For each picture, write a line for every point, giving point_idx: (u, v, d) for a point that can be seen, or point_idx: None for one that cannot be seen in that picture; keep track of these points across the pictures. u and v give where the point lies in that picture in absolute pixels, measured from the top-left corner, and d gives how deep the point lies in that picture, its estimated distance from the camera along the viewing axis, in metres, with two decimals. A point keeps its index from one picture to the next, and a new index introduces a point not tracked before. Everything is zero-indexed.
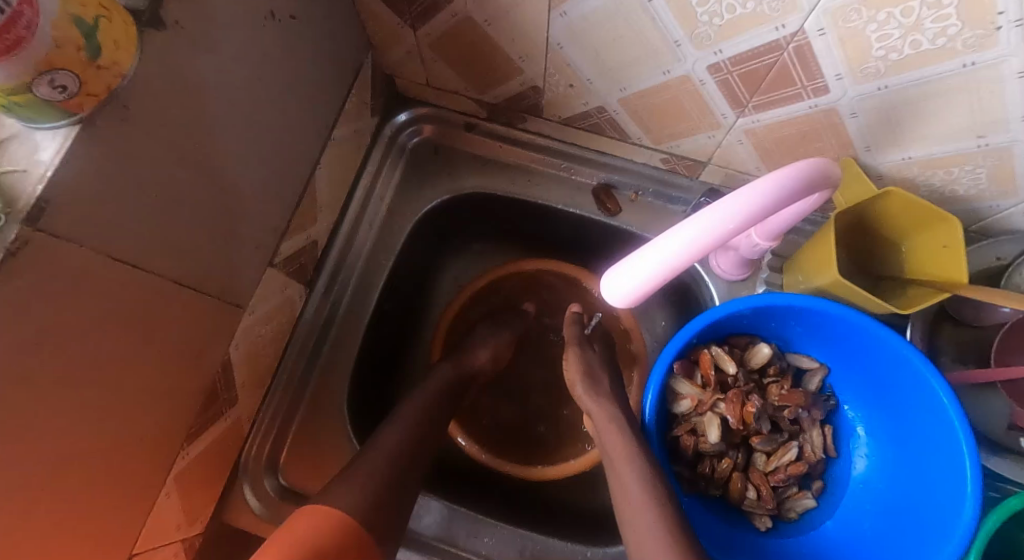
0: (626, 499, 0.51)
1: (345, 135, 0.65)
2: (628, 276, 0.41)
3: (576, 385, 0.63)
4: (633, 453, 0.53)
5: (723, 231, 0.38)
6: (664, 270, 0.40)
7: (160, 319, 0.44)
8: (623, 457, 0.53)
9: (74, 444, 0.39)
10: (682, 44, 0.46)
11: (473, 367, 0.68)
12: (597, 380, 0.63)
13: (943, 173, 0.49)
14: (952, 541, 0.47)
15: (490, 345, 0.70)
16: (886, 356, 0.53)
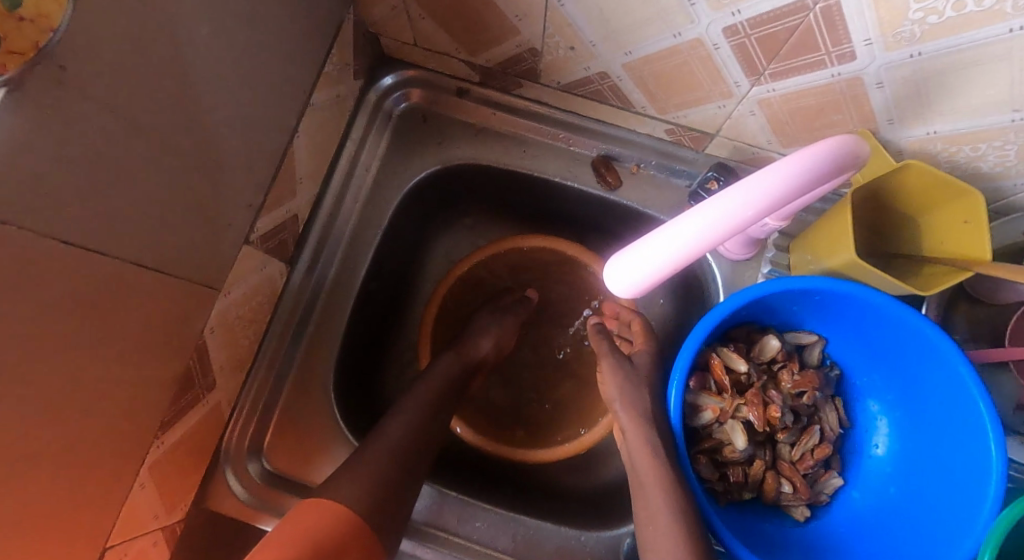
0: (653, 527, 0.48)
1: (325, 101, 0.60)
2: (637, 265, 0.38)
3: (608, 389, 0.58)
4: (668, 476, 0.49)
5: (741, 218, 0.35)
6: (670, 261, 0.37)
7: (123, 305, 0.40)
8: (655, 479, 0.50)
9: (30, 440, 0.36)
10: (696, 4, 0.42)
11: (476, 356, 0.66)
12: (627, 386, 0.57)
13: (970, 150, 0.45)
14: (990, 500, 0.44)
15: (494, 334, 0.67)
16: (895, 325, 0.50)
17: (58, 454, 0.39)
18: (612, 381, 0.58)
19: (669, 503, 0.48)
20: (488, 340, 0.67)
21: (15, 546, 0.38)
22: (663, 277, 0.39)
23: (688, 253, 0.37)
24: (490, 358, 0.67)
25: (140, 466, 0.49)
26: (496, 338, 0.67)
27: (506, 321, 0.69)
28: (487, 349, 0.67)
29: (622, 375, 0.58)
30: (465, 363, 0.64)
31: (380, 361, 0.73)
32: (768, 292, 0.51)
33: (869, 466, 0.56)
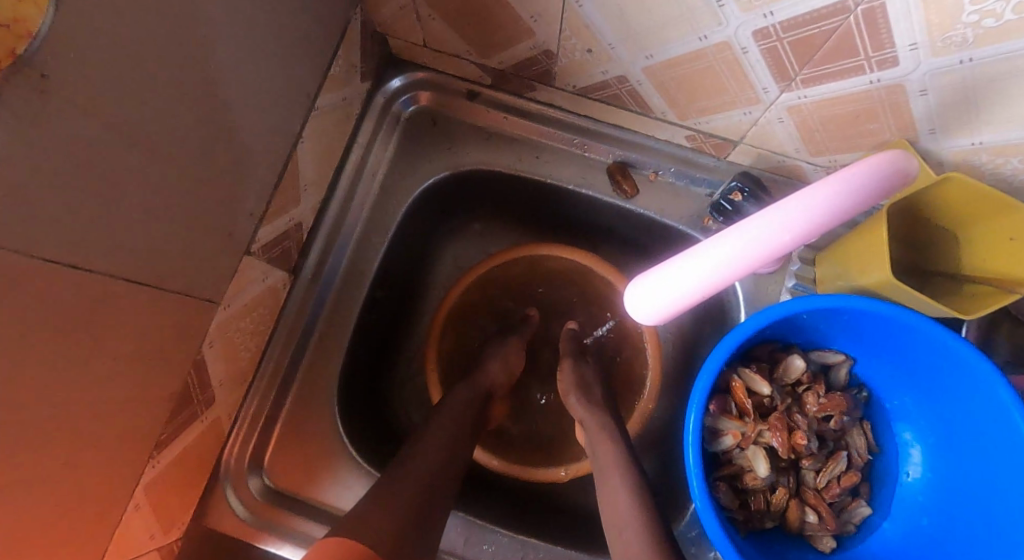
0: (613, 511, 0.49)
1: (330, 104, 0.57)
2: (663, 293, 0.37)
3: (568, 392, 0.60)
4: (621, 461, 0.52)
5: (777, 247, 0.34)
6: (698, 289, 0.36)
7: (113, 324, 0.38)
8: (611, 464, 0.52)
9: (16, 469, 0.34)
10: (726, 5, 0.39)
11: (489, 386, 0.63)
12: (585, 385, 0.61)
13: (1019, 163, 0.42)
14: None
15: (506, 360, 0.65)
16: (934, 352, 0.46)
17: (47, 481, 0.37)
18: (567, 382, 0.61)
19: (625, 487, 0.50)
20: (498, 366, 0.64)
21: None
22: (689, 304, 0.38)
23: (717, 282, 0.36)
24: (503, 390, 0.64)
25: (134, 485, 0.47)
26: (507, 365, 0.65)
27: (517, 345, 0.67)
28: (498, 376, 0.64)
29: (577, 377, 0.61)
30: (483, 397, 0.62)
31: (387, 371, 0.71)
32: (796, 312, 0.47)
33: (900, 493, 0.53)
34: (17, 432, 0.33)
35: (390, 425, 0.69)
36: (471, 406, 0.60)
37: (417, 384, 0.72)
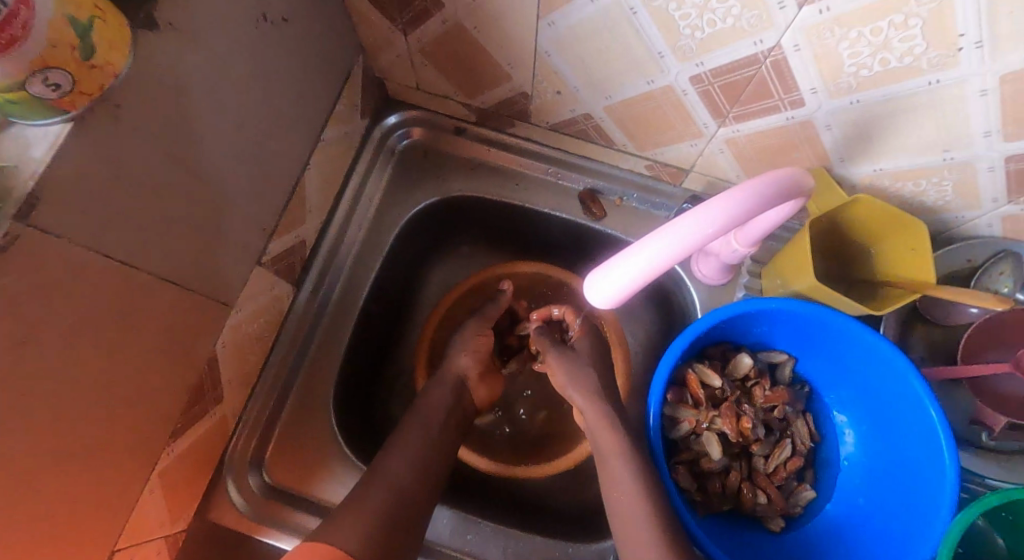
0: (620, 499, 0.53)
1: (335, 137, 0.65)
2: (625, 273, 0.40)
3: (559, 376, 0.64)
4: (627, 450, 0.56)
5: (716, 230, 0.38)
6: (641, 275, 0.39)
7: (150, 316, 0.44)
8: (614, 452, 0.56)
9: (63, 436, 0.40)
10: (665, 56, 0.48)
11: (459, 374, 0.67)
12: (578, 371, 0.64)
13: (913, 186, 0.51)
14: (942, 512, 0.48)
15: (469, 346, 0.69)
16: (857, 347, 0.54)
17: (84, 453, 0.42)
18: (561, 368, 0.64)
19: (632, 479, 0.54)
20: (467, 356, 0.68)
21: (41, 537, 0.41)
22: (637, 289, 0.41)
23: (656, 268, 0.39)
24: (476, 375, 0.68)
25: (152, 470, 0.52)
26: (476, 354, 0.69)
27: (482, 330, 0.71)
28: (467, 365, 0.68)
29: (568, 365, 0.64)
30: (456, 385, 0.66)
31: (378, 381, 0.76)
32: (739, 312, 0.55)
33: (840, 478, 0.59)
34: (68, 404, 0.39)
35: (381, 430, 0.74)
36: (447, 399, 0.65)
37: (405, 395, 0.77)
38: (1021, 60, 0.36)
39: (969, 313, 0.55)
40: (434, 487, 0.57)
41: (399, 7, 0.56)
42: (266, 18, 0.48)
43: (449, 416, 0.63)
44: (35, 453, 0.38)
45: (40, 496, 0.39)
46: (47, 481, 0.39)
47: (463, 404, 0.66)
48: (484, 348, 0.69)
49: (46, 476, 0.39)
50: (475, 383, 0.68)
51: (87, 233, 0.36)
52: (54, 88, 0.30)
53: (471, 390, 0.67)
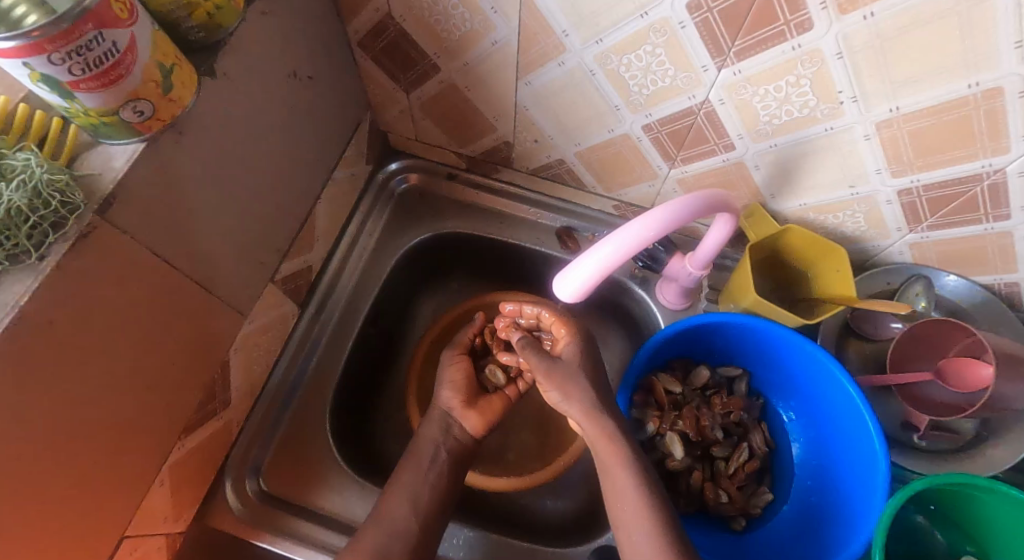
0: (629, 505, 0.53)
1: (342, 177, 0.75)
2: (584, 269, 0.46)
3: (551, 389, 0.57)
4: (630, 461, 0.55)
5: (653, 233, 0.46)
6: (590, 277, 0.47)
7: (180, 312, 0.51)
8: (618, 464, 0.54)
9: (98, 408, 0.45)
10: (621, 109, 0.59)
11: (443, 408, 0.65)
12: (569, 383, 0.57)
13: (833, 219, 0.60)
14: (878, 492, 0.53)
15: (446, 378, 0.67)
16: (797, 355, 0.61)
17: (111, 430, 0.47)
18: (554, 382, 0.57)
19: (636, 487, 0.53)
20: (446, 390, 0.66)
21: (65, 505, 0.45)
22: (592, 288, 0.48)
23: (606, 266, 0.46)
24: (461, 404, 0.65)
25: (163, 462, 0.56)
26: (455, 384, 0.66)
27: (456, 356, 0.68)
28: (448, 397, 0.65)
29: (560, 377, 0.57)
30: (441, 419, 0.64)
31: (371, 404, 0.81)
32: (696, 323, 0.62)
33: (795, 480, 0.65)
34: (106, 378, 0.45)
35: (372, 448, 0.78)
36: (435, 433, 0.63)
37: (396, 418, 0.82)
38: (888, 110, 0.46)
39: (892, 328, 0.63)
40: (426, 501, 0.59)
41: (404, 70, 0.67)
42: (296, 75, 0.59)
43: (438, 448, 0.62)
44: (73, 419, 0.43)
45: (70, 463, 0.44)
46: (78, 448, 0.44)
47: (451, 432, 0.64)
48: (461, 377, 0.67)
49: (79, 443, 0.44)
50: (462, 412, 0.65)
51: (139, 228, 0.43)
52: (139, 114, 0.40)
53: (459, 421, 0.64)
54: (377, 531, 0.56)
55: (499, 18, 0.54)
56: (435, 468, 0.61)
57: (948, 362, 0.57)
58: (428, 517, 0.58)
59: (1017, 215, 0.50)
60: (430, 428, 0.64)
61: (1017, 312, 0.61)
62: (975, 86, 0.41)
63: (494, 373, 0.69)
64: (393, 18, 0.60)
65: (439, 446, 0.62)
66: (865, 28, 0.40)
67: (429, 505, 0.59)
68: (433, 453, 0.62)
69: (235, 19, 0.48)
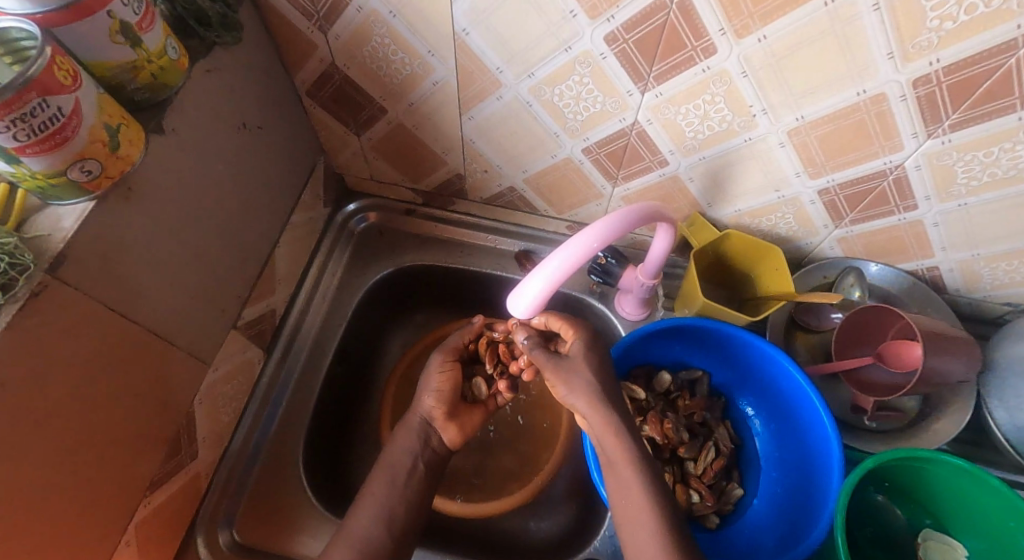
0: (632, 501, 0.52)
1: (300, 221, 0.76)
2: (535, 284, 0.49)
3: (558, 386, 0.58)
4: (632, 455, 0.54)
5: (595, 244, 0.48)
6: (541, 290, 0.49)
7: (137, 364, 0.50)
8: (627, 464, 0.53)
9: (53, 465, 0.44)
10: (560, 135, 0.62)
11: (423, 416, 0.65)
12: (572, 376, 0.57)
13: (766, 221, 0.65)
14: (835, 475, 0.56)
15: (431, 385, 0.65)
16: (750, 351, 0.64)
17: (68, 487, 0.46)
18: (560, 377, 0.58)
19: (638, 483, 0.53)
20: (430, 398, 0.65)
21: None
22: (545, 301, 0.50)
23: (554, 278, 0.48)
24: (443, 416, 0.65)
25: (129, 520, 0.54)
26: (440, 393, 0.65)
27: (445, 364, 0.67)
28: (430, 406, 0.65)
29: (564, 371, 0.58)
30: (420, 428, 0.64)
31: (343, 445, 0.80)
32: (653, 330, 0.65)
33: (762, 473, 0.67)
34: (62, 434, 0.44)
35: (347, 489, 0.77)
36: (413, 445, 0.63)
37: (370, 455, 0.81)
38: (794, 119, 0.50)
39: (833, 318, 0.67)
40: (401, 519, 0.59)
41: (353, 114, 0.70)
42: (245, 125, 0.61)
43: (416, 459, 0.62)
44: (27, 481, 0.42)
45: (25, 528, 0.43)
46: (34, 507, 0.43)
47: (431, 443, 0.64)
48: (447, 386, 0.66)
49: (34, 502, 0.43)
50: (443, 423, 0.65)
51: (84, 279, 0.43)
52: (87, 173, 0.41)
53: (439, 431, 0.65)
54: (343, 548, 0.55)
55: (437, 61, 0.57)
56: (410, 486, 0.61)
57: (886, 345, 0.60)
58: (399, 543, 0.58)
59: (923, 205, 0.55)
60: (407, 434, 0.64)
61: (941, 295, 0.66)
62: (863, 93, 0.46)
63: (478, 385, 0.68)
64: (336, 66, 0.63)
65: (417, 458, 0.62)
66: (760, 50, 0.45)
67: (404, 525, 0.59)
68: (415, 469, 0.62)
69: (180, 78, 0.50)
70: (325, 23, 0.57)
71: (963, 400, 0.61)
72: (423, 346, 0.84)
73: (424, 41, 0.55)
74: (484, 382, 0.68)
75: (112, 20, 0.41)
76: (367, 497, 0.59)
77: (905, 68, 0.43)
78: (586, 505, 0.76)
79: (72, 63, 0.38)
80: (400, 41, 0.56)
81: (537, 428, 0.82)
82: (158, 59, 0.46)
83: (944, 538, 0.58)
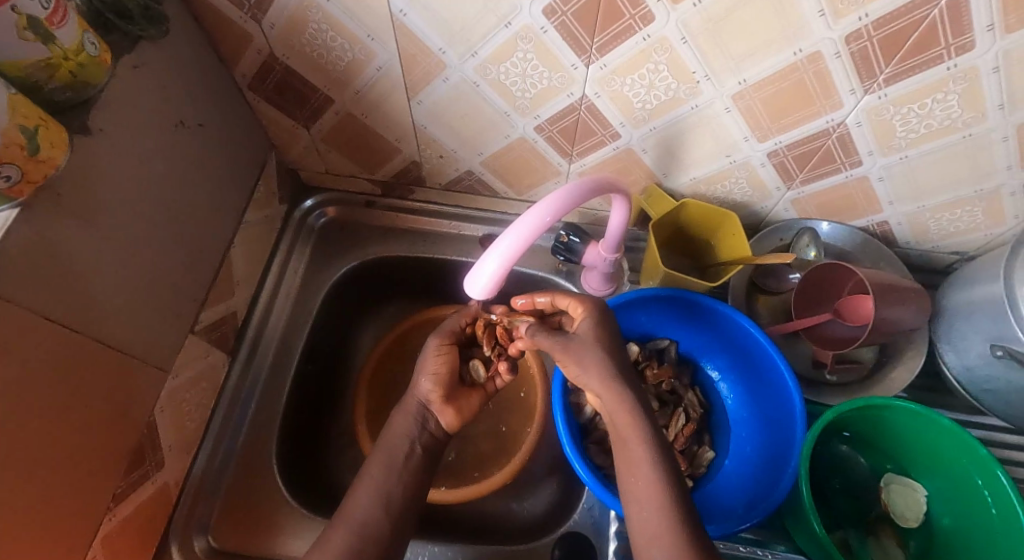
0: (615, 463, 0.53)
1: (256, 219, 0.75)
2: (488, 264, 0.48)
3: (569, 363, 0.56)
4: (644, 432, 0.53)
5: (545, 220, 0.48)
6: (496, 269, 0.49)
7: (88, 376, 0.49)
8: (636, 441, 0.52)
9: (6, 484, 0.43)
10: (511, 114, 0.62)
11: (421, 400, 0.64)
12: (585, 354, 0.55)
13: (722, 188, 0.65)
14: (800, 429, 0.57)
15: (428, 369, 0.64)
16: (714, 316, 0.65)
17: (24, 505, 0.45)
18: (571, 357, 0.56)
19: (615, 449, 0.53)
20: (426, 382, 0.64)
21: None
22: (501, 279, 0.50)
23: (508, 256, 0.48)
24: (439, 399, 0.64)
25: (93, 536, 0.53)
26: (437, 376, 0.64)
27: (442, 347, 0.65)
28: (427, 390, 0.64)
29: (573, 352, 0.56)
30: (419, 413, 0.64)
31: (319, 443, 0.79)
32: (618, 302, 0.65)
33: (731, 433, 0.68)
34: (11, 451, 0.43)
35: (326, 487, 0.76)
36: (411, 427, 0.63)
37: (348, 450, 0.81)
38: (737, 83, 0.51)
39: (792, 279, 0.69)
40: (397, 497, 0.59)
41: (299, 106, 0.68)
42: (184, 123, 0.59)
43: (413, 443, 0.62)
44: None
45: None
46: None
47: (428, 426, 0.64)
48: (444, 369, 0.64)
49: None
50: (440, 407, 0.64)
51: (17, 290, 0.42)
52: (5, 178, 0.39)
53: (436, 416, 0.64)
54: (343, 533, 0.55)
55: (377, 45, 0.56)
56: (407, 471, 0.60)
57: (844, 301, 0.62)
58: (398, 527, 0.57)
59: (867, 160, 0.56)
60: (404, 419, 0.63)
61: (892, 248, 0.67)
62: (799, 53, 0.46)
63: (475, 368, 0.67)
64: (275, 57, 0.61)
65: (415, 441, 0.62)
66: (697, 14, 0.45)
67: (400, 504, 0.59)
68: (410, 449, 0.62)
69: (104, 76, 0.48)
70: (258, 12, 0.55)
71: (917, 347, 0.63)
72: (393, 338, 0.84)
73: (362, 26, 0.54)
74: (481, 364, 0.67)
75: (18, 15, 0.39)
76: (352, 490, 0.59)
77: (837, 25, 0.43)
78: (568, 482, 0.77)
79: None
80: (337, 26, 0.55)
81: (514, 410, 0.82)
82: (76, 55, 0.44)
83: (906, 481, 0.61)
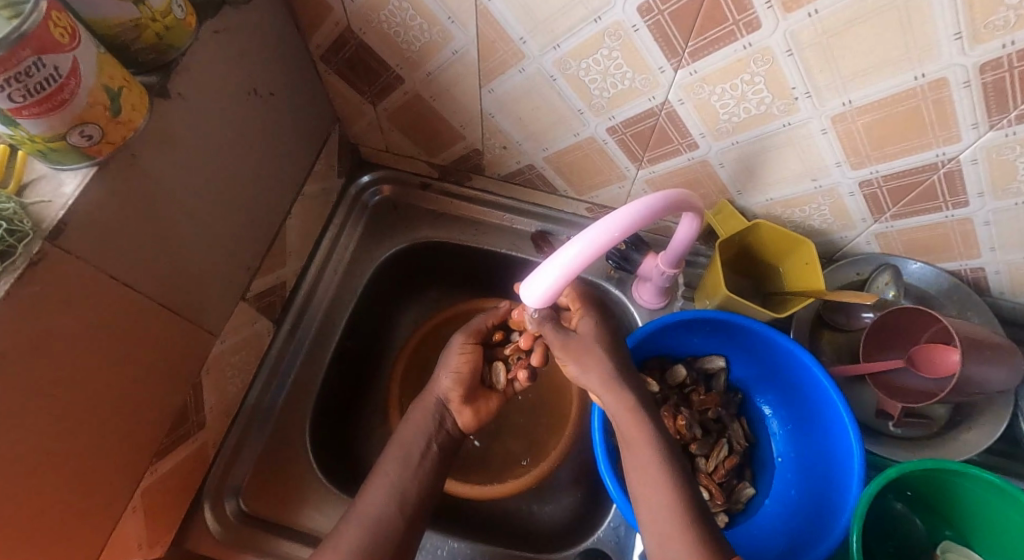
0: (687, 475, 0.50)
1: (313, 192, 0.75)
2: (567, 253, 0.45)
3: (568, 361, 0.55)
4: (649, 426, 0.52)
5: (629, 221, 0.46)
6: (573, 261, 0.45)
7: (140, 335, 0.49)
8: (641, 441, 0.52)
9: (54, 435, 0.43)
10: (584, 112, 0.59)
11: (440, 398, 0.63)
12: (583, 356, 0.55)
13: (800, 212, 0.61)
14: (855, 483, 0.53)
15: (451, 366, 0.63)
16: (773, 348, 0.61)
17: (71, 455, 0.46)
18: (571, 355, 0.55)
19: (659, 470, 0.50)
20: (447, 380, 0.63)
21: (24, 538, 0.44)
22: (574, 276, 0.46)
23: (589, 249, 0.45)
24: (458, 399, 0.63)
25: (134, 488, 0.54)
26: (458, 376, 0.63)
27: (466, 345, 0.63)
28: (447, 388, 0.63)
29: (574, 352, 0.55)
30: (436, 410, 0.62)
31: (350, 420, 0.79)
32: (672, 321, 0.62)
33: (775, 473, 0.65)
34: (62, 405, 0.43)
35: (352, 464, 0.76)
36: (418, 423, 0.61)
37: (378, 430, 0.81)
38: (841, 104, 0.46)
39: (864, 317, 0.64)
40: (410, 495, 0.58)
41: (367, 82, 0.67)
42: (255, 91, 0.58)
43: (430, 439, 0.61)
44: (24, 450, 0.41)
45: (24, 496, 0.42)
46: (36, 474, 0.43)
47: (444, 425, 0.62)
48: (466, 368, 0.63)
49: (36, 467, 0.43)
50: (458, 406, 0.63)
51: (85, 246, 0.42)
52: (87, 138, 0.40)
53: (454, 415, 0.63)
54: (356, 525, 0.54)
55: (457, 28, 0.54)
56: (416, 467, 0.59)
57: (917, 348, 0.57)
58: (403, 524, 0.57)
59: (975, 202, 0.51)
60: (420, 413, 0.62)
61: (983, 297, 0.62)
62: (921, 78, 0.42)
63: (496, 371, 0.65)
64: (352, 31, 0.60)
65: (429, 433, 0.61)
66: (810, 26, 0.41)
67: (415, 502, 0.57)
68: (424, 444, 0.60)
69: (187, 39, 0.48)
70: None
71: (997, 409, 0.58)
72: (434, 325, 0.83)
73: (444, 8, 0.52)
74: (503, 366, 0.65)
75: None
76: (379, 475, 0.58)
77: (973, 51, 0.39)
78: (595, 494, 0.75)
79: (69, 19, 0.36)
80: (418, 6, 0.53)
81: (547, 411, 0.80)
82: (164, 18, 0.44)
83: (965, 550, 0.56)
